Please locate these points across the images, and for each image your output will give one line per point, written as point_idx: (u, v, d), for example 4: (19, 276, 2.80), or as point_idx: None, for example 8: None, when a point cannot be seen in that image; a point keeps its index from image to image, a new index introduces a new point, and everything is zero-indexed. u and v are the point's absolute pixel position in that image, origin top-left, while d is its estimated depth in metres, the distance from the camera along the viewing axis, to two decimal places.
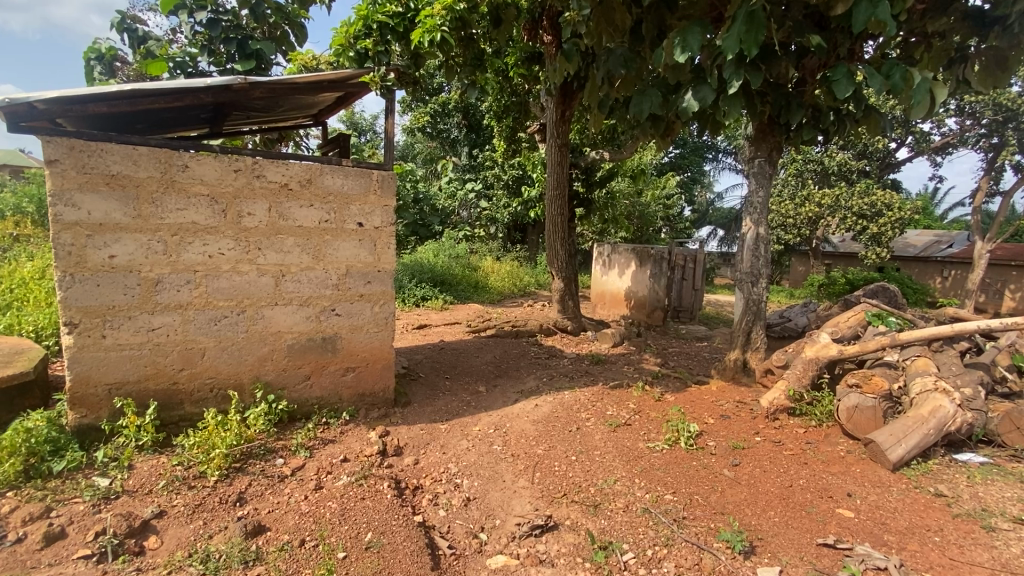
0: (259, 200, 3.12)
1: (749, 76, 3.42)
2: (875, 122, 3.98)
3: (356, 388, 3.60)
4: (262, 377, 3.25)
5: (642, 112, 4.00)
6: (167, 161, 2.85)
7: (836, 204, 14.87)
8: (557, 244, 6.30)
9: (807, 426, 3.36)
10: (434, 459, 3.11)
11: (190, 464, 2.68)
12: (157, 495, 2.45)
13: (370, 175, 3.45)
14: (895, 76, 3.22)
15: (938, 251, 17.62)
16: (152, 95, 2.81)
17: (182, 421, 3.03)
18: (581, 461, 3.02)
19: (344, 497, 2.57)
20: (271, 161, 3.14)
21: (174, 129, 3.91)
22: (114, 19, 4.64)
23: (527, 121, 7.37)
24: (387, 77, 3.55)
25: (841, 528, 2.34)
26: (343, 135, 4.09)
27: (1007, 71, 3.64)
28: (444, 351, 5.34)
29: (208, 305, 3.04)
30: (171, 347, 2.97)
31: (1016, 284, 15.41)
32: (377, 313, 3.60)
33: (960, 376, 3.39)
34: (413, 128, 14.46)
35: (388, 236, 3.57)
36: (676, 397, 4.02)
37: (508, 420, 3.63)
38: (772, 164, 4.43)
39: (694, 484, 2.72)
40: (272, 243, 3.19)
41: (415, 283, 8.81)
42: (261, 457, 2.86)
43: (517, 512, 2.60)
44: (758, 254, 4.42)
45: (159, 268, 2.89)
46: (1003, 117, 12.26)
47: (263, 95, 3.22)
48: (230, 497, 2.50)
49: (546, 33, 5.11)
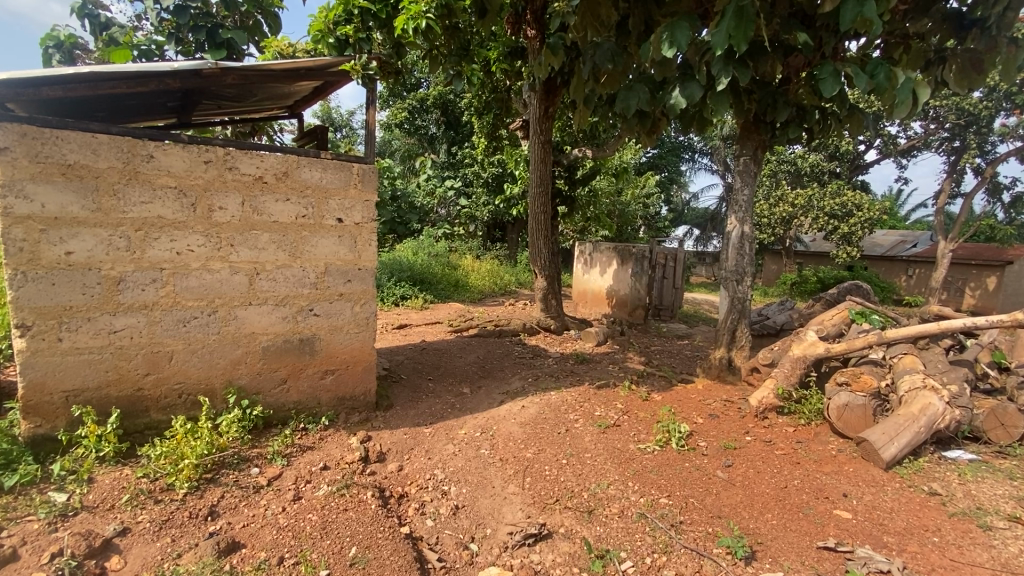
0: (232, 193, 2.94)
1: (738, 73, 3.37)
2: (858, 120, 3.99)
3: (337, 392, 3.44)
4: (235, 381, 3.07)
5: (628, 108, 3.91)
6: (131, 150, 2.65)
7: (809, 204, 15.14)
8: (540, 242, 6.22)
9: (795, 425, 3.34)
10: (420, 465, 2.99)
11: (157, 477, 2.50)
12: (120, 511, 2.27)
13: (350, 168, 3.31)
14: (879, 75, 3.22)
15: (904, 250, 18.21)
16: (114, 79, 2.61)
17: (147, 430, 2.83)
18: (572, 464, 2.93)
19: (326, 508, 2.43)
20: (245, 152, 2.96)
21: (138, 117, 3.68)
22: (75, 4, 4.38)
23: (508, 117, 7.28)
24: (369, 66, 3.35)
25: (840, 530, 2.31)
26: (321, 127, 3.92)
27: (983, 73, 3.66)
28: (426, 351, 5.20)
29: (176, 305, 2.85)
30: (136, 351, 2.77)
31: (976, 282, 16.04)
32: (358, 313, 3.44)
33: (947, 374, 3.41)
34: (390, 124, 14.23)
35: (370, 232, 3.43)
36: (663, 397, 3.98)
37: (494, 423, 3.52)
38: (757, 162, 4.40)
39: (688, 486, 2.66)
40: (246, 239, 3.02)
41: (393, 282, 8.64)
42: (234, 467, 2.68)
43: (508, 520, 2.50)
44: (743, 252, 4.40)
45: (122, 266, 2.69)
46: (965, 121, 12.70)
47: (236, 82, 3.03)
48: (201, 511, 2.33)
49: (530, 28, 5.06)
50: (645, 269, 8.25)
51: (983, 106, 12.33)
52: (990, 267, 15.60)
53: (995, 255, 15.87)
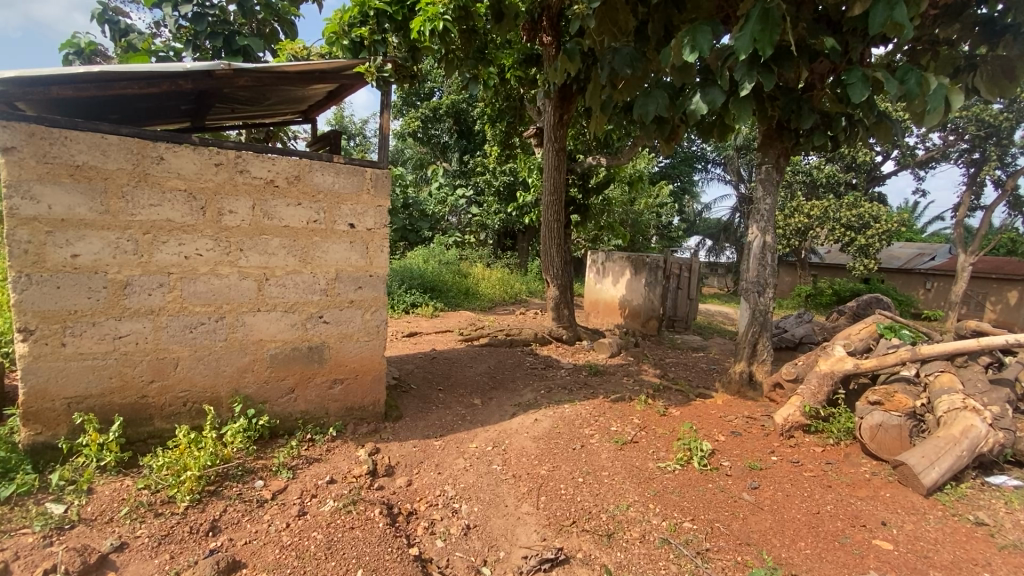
0: (242, 197, 2.87)
1: (762, 78, 3.24)
2: (887, 129, 3.80)
3: (345, 402, 3.34)
4: (242, 390, 2.98)
5: (646, 114, 3.77)
6: (141, 152, 2.59)
7: (825, 215, 14.87)
8: (553, 250, 6.10)
9: (824, 445, 3.19)
10: (429, 481, 2.87)
11: (158, 489, 2.40)
12: (118, 525, 2.18)
13: (363, 173, 3.24)
14: (909, 81, 3.04)
15: (922, 263, 17.84)
16: (125, 79, 2.55)
17: (151, 439, 2.75)
18: (589, 483, 2.79)
19: (331, 526, 2.32)
20: (257, 155, 2.90)
21: (152, 119, 3.66)
22: (95, 11, 4.42)
23: (521, 125, 7.22)
24: (383, 68, 3.27)
25: (881, 562, 2.14)
26: (333, 131, 3.85)
27: (1015, 81, 3.54)
28: (436, 361, 5.09)
29: (182, 311, 2.78)
30: (141, 357, 2.69)
31: (997, 296, 15.67)
32: (368, 321, 3.35)
33: (987, 395, 3.22)
34: (403, 134, 14.24)
35: (381, 239, 3.34)
36: (681, 412, 3.83)
37: (507, 436, 3.40)
38: (779, 171, 4.26)
39: (712, 510, 2.52)
40: (256, 244, 2.94)
41: (404, 290, 8.58)
42: (238, 479, 2.59)
43: (522, 542, 2.37)
44: (764, 263, 4.25)
45: (129, 270, 2.62)
46: (986, 133, 12.43)
47: (248, 84, 2.97)
48: (202, 526, 2.24)
49: (546, 34, 5.00)
50: (659, 279, 8.14)
51: (1004, 118, 12.05)
52: (1012, 282, 15.21)
53: (1017, 269, 15.49)
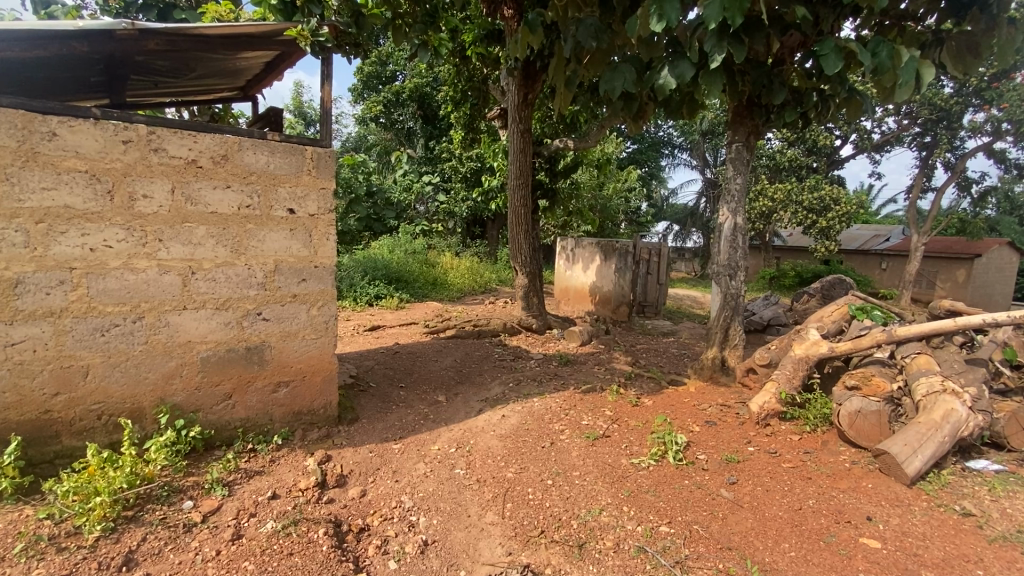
0: (158, 179, 2.52)
1: (733, 49, 3.01)
2: (858, 105, 3.59)
3: (292, 406, 3.03)
4: (169, 399, 2.65)
5: (613, 90, 3.50)
6: (27, 126, 2.21)
7: (787, 199, 15.05)
8: (520, 236, 5.86)
9: (800, 433, 3.07)
10: (385, 490, 2.61)
11: (63, 519, 2.07)
12: (10, 565, 1.83)
13: (302, 152, 2.91)
14: (881, 52, 2.84)
15: (877, 244, 18.40)
16: (4, 40, 2.16)
17: (59, 460, 2.40)
18: (558, 486, 2.59)
19: (266, 554, 2.04)
20: (174, 131, 2.55)
21: (57, 89, 3.20)
22: None
23: (486, 108, 6.97)
24: (319, 32, 2.92)
25: (870, 563, 2.00)
26: (273, 109, 3.48)
27: (980, 57, 3.38)
28: (398, 356, 4.80)
29: (91, 311, 2.41)
30: (42, 367, 2.33)
31: (947, 275, 16.24)
32: (314, 317, 3.04)
33: (964, 375, 3.13)
34: (365, 120, 13.74)
35: (326, 225, 3.02)
36: (654, 401, 3.67)
37: (471, 436, 3.16)
38: (749, 149, 4.10)
39: (690, 510, 2.36)
40: (178, 233, 2.59)
41: (367, 281, 8.20)
42: (162, 501, 2.26)
43: (485, 559, 2.15)
44: (735, 245, 4.08)
45: (19, 265, 2.24)
46: (937, 116, 12.73)
47: (161, 49, 2.59)
48: (112, 560, 1.92)
49: (506, 7, 4.70)
50: (628, 266, 7.87)
51: (954, 101, 12.36)
52: (960, 261, 15.81)
53: (966, 248, 16.13)
